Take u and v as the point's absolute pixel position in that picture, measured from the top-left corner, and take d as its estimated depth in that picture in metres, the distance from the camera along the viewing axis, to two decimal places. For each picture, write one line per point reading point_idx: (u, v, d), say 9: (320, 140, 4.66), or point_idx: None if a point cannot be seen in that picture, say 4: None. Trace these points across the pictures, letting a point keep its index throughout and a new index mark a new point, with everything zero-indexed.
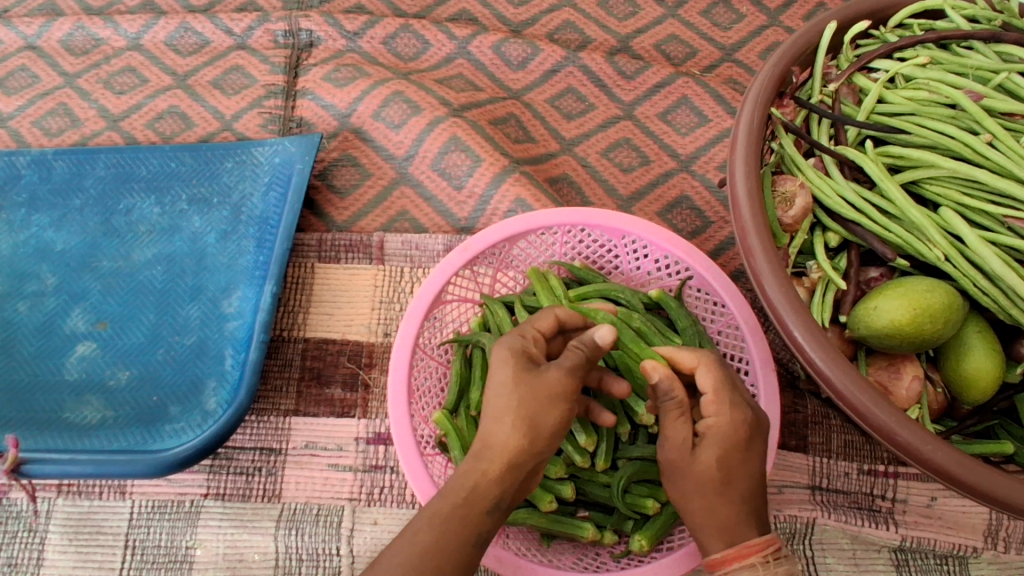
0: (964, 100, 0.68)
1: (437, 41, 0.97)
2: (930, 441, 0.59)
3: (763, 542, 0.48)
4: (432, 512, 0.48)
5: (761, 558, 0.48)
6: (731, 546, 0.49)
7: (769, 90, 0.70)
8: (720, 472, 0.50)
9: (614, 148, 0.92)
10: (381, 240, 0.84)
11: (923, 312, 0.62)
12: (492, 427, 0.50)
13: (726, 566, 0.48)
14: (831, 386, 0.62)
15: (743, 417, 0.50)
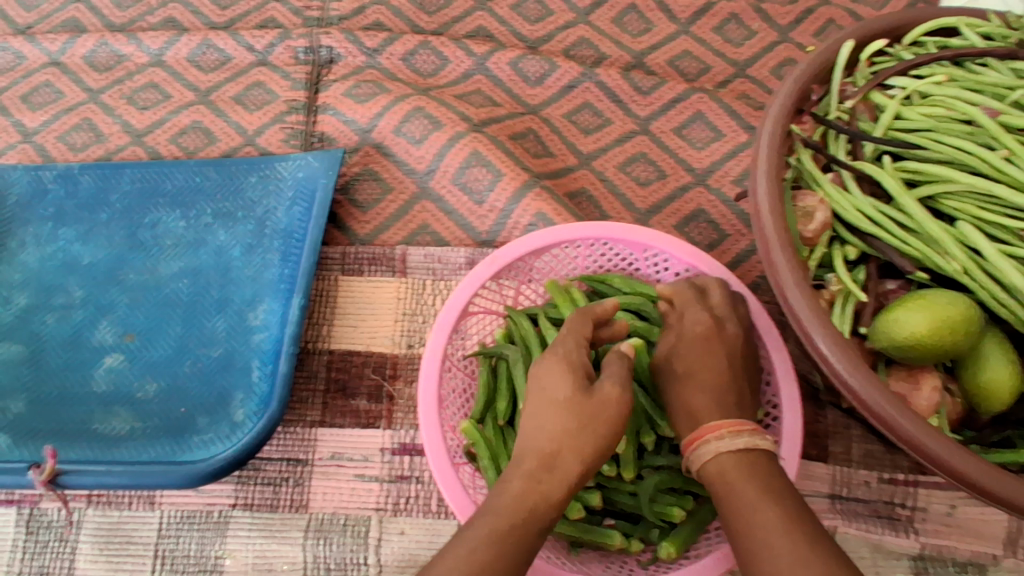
0: (980, 116, 0.69)
1: (456, 58, 0.99)
2: (958, 452, 0.60)
3: (723, 422, 0.57)
4: (492, 531, 0.51)
5: (717, 434, 0.56)
6: (698, 430, 0.58)
7: (789, 107, 0.72)
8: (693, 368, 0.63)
9: (631, 163, 0.94)
10: (404, 253, 0.85)
11: (943, 325, 0.63)
12: (544, 435, 0.56)
13: (695, 446, 0.57)
14: (857, 397, 0.63)
15: (708, 320, 0.64)
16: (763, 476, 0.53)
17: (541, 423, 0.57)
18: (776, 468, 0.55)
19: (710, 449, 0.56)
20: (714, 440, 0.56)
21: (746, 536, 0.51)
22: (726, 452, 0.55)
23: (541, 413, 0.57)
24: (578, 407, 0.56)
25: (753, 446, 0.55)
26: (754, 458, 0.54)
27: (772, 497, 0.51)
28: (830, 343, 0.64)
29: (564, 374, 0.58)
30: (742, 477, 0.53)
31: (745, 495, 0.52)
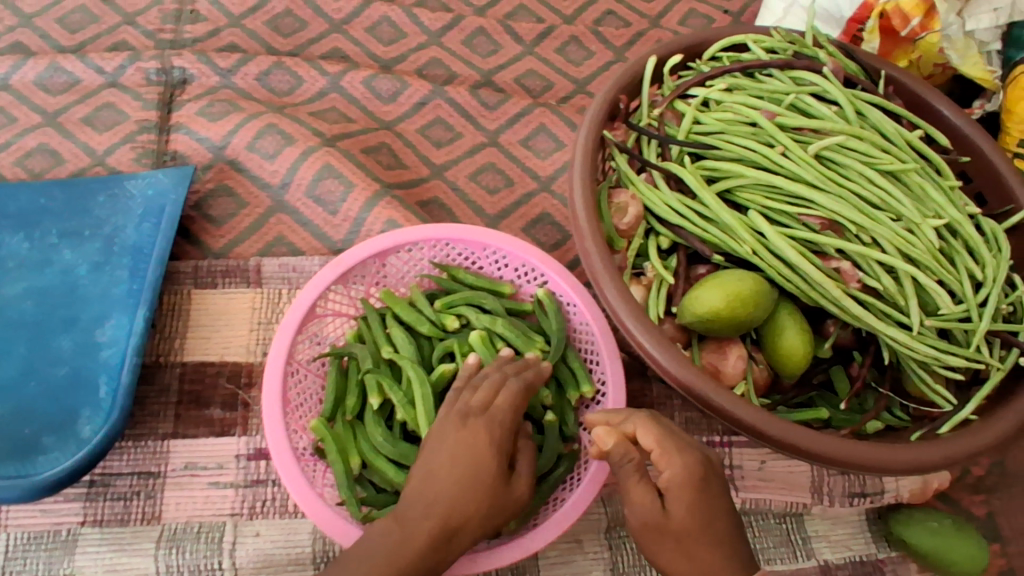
0: (760, 118, 0.79)
1: (310, 77, 1.03)
2: (740, 403, 0.69)
3: None
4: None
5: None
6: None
7: (601, 114, 0.80)
8: (692, 521, 0.57)
9: (481, 172, 1.00)
10: (259, 264, 0.87)
11: (734, 298, 0.73)
12: (445, 494, 0.61)
13: None
14: (659, 365, 0.71)
15: (700, 458, 0.58)
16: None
17: (448, 490, 0.61)
18: None
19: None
20: None
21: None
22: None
23: (454, 481, 0.61)
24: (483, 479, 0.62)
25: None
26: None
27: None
28: (635, 322, 0.71)
29: (488, 448, 0.63)
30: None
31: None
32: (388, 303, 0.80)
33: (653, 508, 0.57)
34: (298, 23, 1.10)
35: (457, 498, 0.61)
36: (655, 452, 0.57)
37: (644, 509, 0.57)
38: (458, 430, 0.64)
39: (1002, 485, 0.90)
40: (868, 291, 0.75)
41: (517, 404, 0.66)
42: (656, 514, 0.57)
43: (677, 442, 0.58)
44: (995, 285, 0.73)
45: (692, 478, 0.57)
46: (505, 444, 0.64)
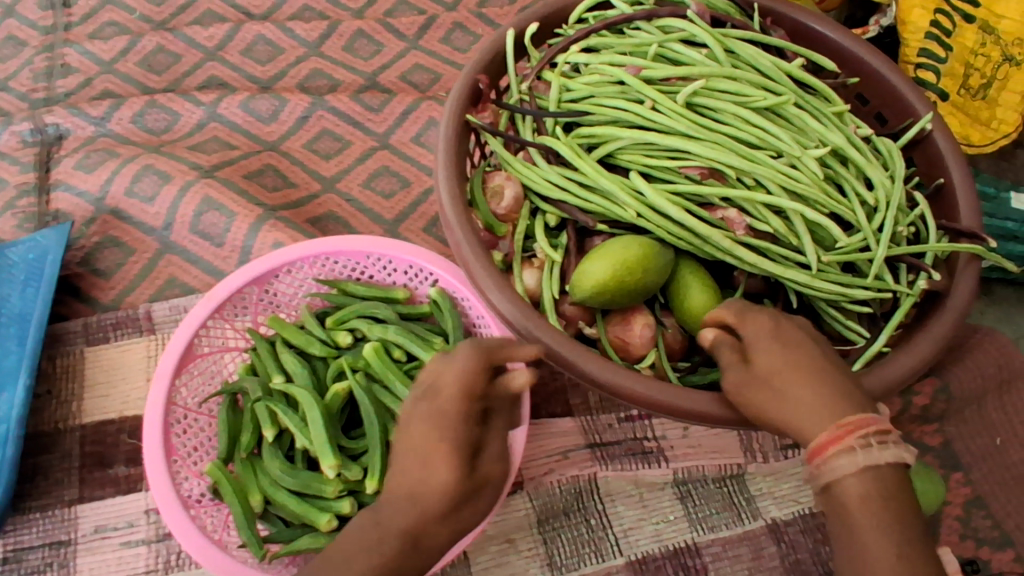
0: (624, 76, 0.75)
1: (186, 110, 1.00)
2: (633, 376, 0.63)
3: (862, 424, 0.47)
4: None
5: (861, 442, 0.46)
6: (826, 435, 0.47)
7: (463, 100, 0.76)
8: (777, 367, 0.51)
9: (375, 178, 0.97)
10: (148, 311, 0.86)
11: (620, 266, 0.69)
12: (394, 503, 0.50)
13: (827, 456, 0.47)
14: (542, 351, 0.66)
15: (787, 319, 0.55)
16: (902, 505, 0.46)
17: (404, 502, 0.49)
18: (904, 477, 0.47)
19: (850, 465, 0.46)
20: (860, 450, 0.46)
21: (869, 556, 0.45)
22: (871, 468, 0.46)
23: (415, 487, 0.49)
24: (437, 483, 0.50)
25: (897, 463, 0.47)
26: (889, 475, 0.46)
27: (916, 540, 0.45)
28: (511, 309, 0.66)
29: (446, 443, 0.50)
30: (882, 506, 0.45)
31: (885, 515, 0.45)
32: (277, 329, 0.77)
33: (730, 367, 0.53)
34: (172, 58, 1.08)
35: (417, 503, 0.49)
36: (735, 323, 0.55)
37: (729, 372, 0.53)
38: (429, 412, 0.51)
39: (953, 410, 0.86)
40: (762, 236, 0.71)
41: (471, 376, 0.52)
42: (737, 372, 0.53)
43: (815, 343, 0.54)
44: (889, 207, 0.69)
45: (784, 334, 0.53)
46: (473, 428, 0.52)
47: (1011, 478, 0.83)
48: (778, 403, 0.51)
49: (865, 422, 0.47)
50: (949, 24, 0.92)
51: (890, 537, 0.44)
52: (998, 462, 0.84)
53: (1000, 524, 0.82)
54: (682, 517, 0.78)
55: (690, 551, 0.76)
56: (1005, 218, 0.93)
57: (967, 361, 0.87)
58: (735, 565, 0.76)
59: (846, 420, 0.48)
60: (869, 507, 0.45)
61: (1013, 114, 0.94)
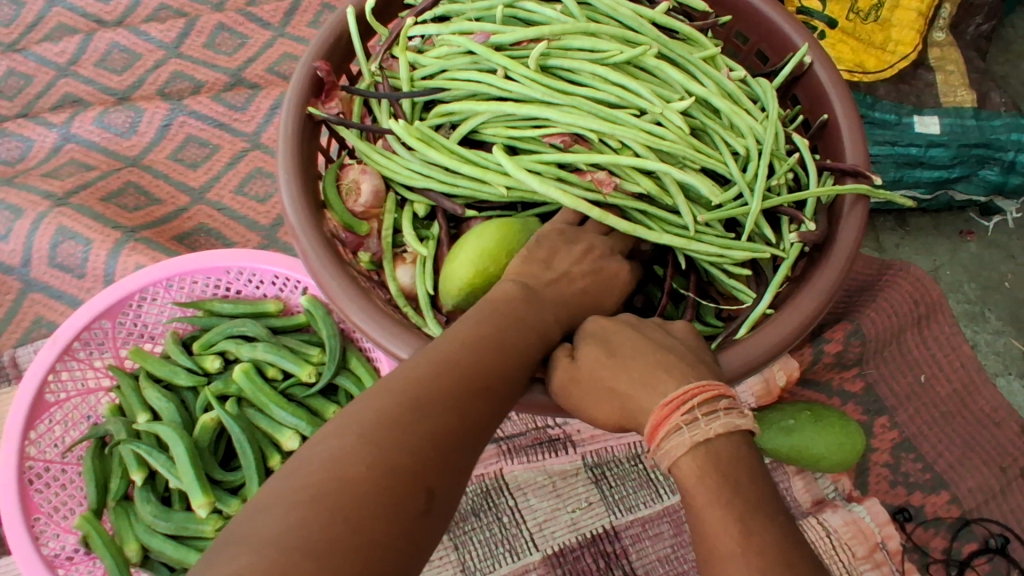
0: (472, 45, 0.69)
1: (38, 134, 0.92)
2: None
3: (690, 394, 0.41)
4: (415, 426, 0.36)
5: (685, 417, 0.41)
6: (653, 416, 0.42)
7: (303, 93, 0.70)
8: (607, 360, 0.46)
9: (247, 183, 0.92)
10: (13, 357, 0.81)
11: (484, 258, 0.58)
12: (543, 320, 0.48)
13: (658, 438, 0.41)
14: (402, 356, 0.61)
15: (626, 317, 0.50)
16: (745, 479, 0.39)
17: (496, 326, 0.45)
18: (746, 448, 0.41)
19: (680, 445, 0.40)
20: (686, 427, 0.40)
21: (717, 547, 0.38)
22: (702, 446, 0.40)
23: (515, 326, 0.46)
24: (534, 325, 0.47)
25: (732, 433, 0.41)
26: (723, 450, 0.40)
27: (764, 517, 0.38)
28: (364, 315, 0.61)
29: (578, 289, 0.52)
30: (720, 486, 0.39)
31: (722, 494, 0.38)
32: (139, 362, 0.71)
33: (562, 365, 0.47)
34: (22, 79, 0.99)
35: (511, 342, 0.45)
36: (556, 331, 0.50)
37: (556, 374, 0.48)
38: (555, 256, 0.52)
39: (869, 352, 0.81)
40: (637, 200, 0.66)
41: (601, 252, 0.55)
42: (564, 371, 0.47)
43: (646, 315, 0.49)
44: (760, 155, 0.65)
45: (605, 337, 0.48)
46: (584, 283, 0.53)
47: (936, 415, 0.80)
48: (604, 395, 0.45)
49: (694, 391, 0.42)
50: None
51: (730, 517, 0.38)
52: (923, 400, 0.80)
53: (930, 465, 0.78)
54: (598, 502, 0.74)
55: (609, 536, 0.73)
56: (909, 144, 0.88)
57: (879, 298, 0.82)
58: (656, 544, 0.73)
59: (675, 390, 0.42)
60: (706, 489, 0.39)
61: (908, 32, 0.90)
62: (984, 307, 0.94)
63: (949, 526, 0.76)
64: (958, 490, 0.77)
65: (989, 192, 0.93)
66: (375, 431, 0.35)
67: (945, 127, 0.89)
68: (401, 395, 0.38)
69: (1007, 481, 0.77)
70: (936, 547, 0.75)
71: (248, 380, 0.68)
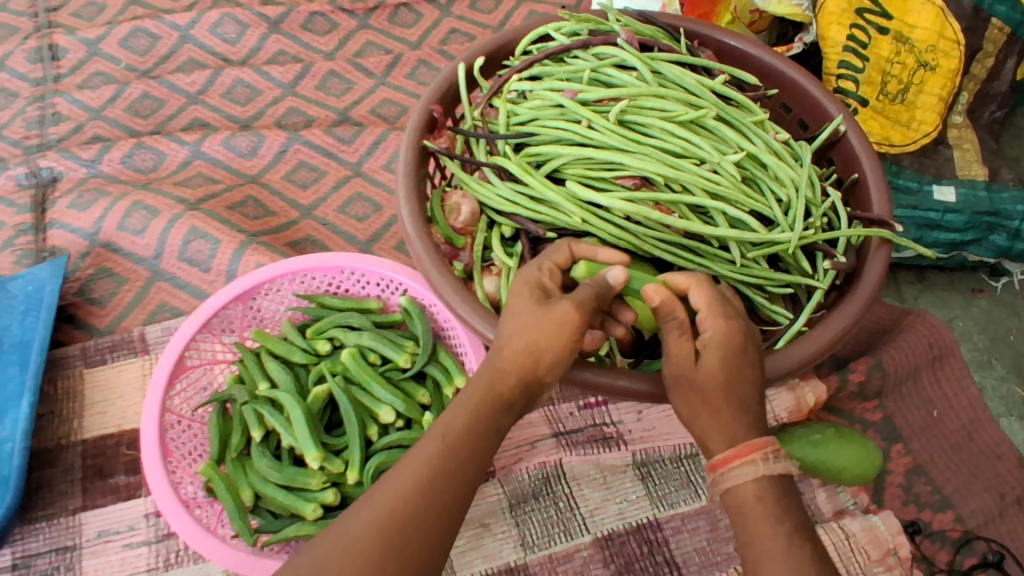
0: (562, 99, 0.84)
1: (171, 150, 1.06)
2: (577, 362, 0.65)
3: (765, 440, 0.54)
4: (338, 541, 0.48)
5: (763, 455, 0.53)
6: (733, 446, 0.54)
7: (419, 128, 0.85)
8: (723, 378, 0.55)
9: (349, 204, 1.05)
10: (142, 333, 0.91)
11: None
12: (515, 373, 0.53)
13: (731, 465, 0.53)
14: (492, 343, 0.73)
15: (744, 328, 0.58)
16: (794, 507, 0.53)
17: (444, 420, 0.53)
18: (794, 488, 0.54)
19: (752, 473, 0.53)
20: (761, 461, 0.53)
21: (766, 547, 0.51)
22: (769, 477, 0.53)
23: (463, 411, 0.52)
24: (500, 380, 0.53)
25: (786, 476, 0.54)
26: (780, 486, 0.53)
27: (805, 535, 0.51)
28: (468, 309, 0.74)
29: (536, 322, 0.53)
30: (776, 509, 0.52)
31: (777, 514, 0.52)
32: (260, 341, 0.84)
33: (686, 357, 0.56)
34: (157, 103, 1.13)
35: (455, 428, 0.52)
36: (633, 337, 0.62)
37: (676, 360, 0.57)
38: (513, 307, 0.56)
39: (888, 386, 0.91)
40: (690, 238, 0.80)
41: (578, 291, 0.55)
42: (687, 364, 0.56)
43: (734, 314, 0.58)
44: (799, 202, 0.78)
45: (731, 341, 0.56)
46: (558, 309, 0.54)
47: (945, 446, 0.90)
48: (704, 405, 0.55)
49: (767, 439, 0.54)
50: (865, 37, 1.02)
51: (782, 528, 0.51)
52: (935, 431, 0.90)
53: (939, 488, 0.87)
54: (644, 496, 0.84)
55: (652, 526, 0.82)
56: (928, 209, 1.01)
57: (899, 339, 0.92)
58: (693, 537, 0.82)
59: (752, 437, 0.54)
60: (765, 506, 0.52)
61: (931, 114, 1.04)
62: (991, 357, 1.04)
63: (954, 542, 0.85)
64: (962, 511, 0.86)
65: (998, 256, 1.05)
66: (313, 552, 0.48)
67: (960, 196, 1.01)
68: (344, 518, 0.50)
69: (1005, 506, 0.87)
70: (940, 559, 0.84)
71: (354, 360, 0.81)
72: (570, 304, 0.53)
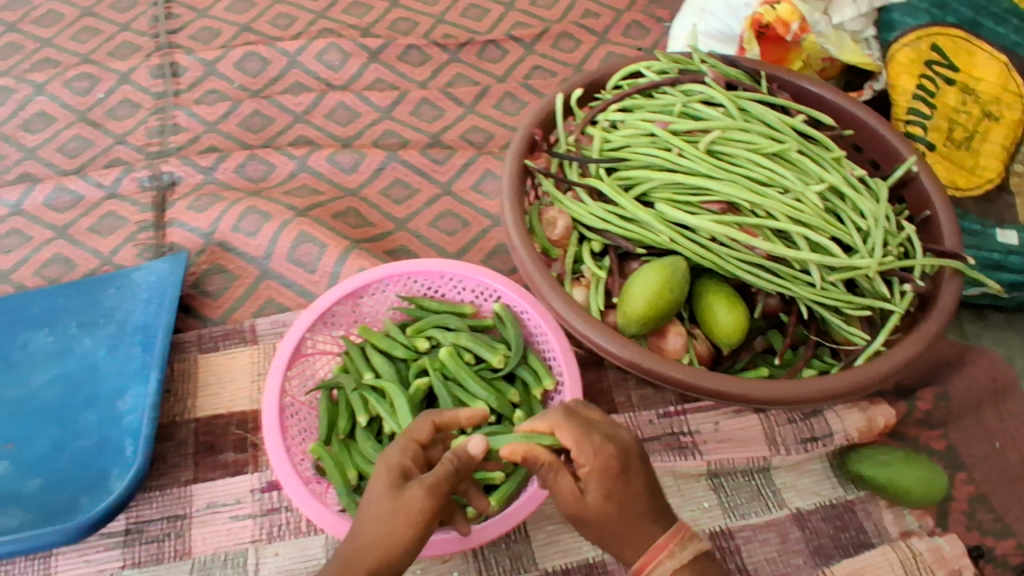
0: (656, 129, 0.92)
1: (280, 162, 1.16)
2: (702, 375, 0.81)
3: (669, 536, 0.61)
4: None
5: (668, 551, 0.61)
6: (643, 553, 0.61)
7: (521, 149, 0.94)
8: (612, 505, 0.60)
9: (439, 219, 1.13)
10: (253, 324, 0.99)
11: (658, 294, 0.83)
12: (382, 547, 0.62)
13: (648, 569, 0.60)
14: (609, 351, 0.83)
15: (614, 452, 0.61)
16: None
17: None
18: (710, 561, 0.62)
19: (669, 567, 0.60)
20: (667, 559, 0.60)
21: None
22: (682, 564, 0.61)
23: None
24: (377, 549, 0.62)
25: (696, 552, 0.62)
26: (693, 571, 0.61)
27: None
28: (573, 315, 0.83)
29: (390, 509, 0.62)
30: None
31: None
32: (366, 336, 0.91)
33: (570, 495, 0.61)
34: (266, 120, 1.24)
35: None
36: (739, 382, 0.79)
37: (566, 499, 0.62)
38: (373, 490, 0.64)
39: (953, 415, 0.96)
40: (772, 259, 0.87)
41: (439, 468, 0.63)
42: (575, 500, 0.61)
43: (601, 434, 0.62)
44: (878, 231, 0.85)
45: (608, 465, 0.60)
46: (418, 491, 0.62)
47: (1009, 476, 0.93)
48: (602, 525, 0.61)
49: (672, 532, 0.62)
50: (933, 87, 1.11)
51: None
52: (998, 462, 0.93)
53: (1001, 517, 0.90)
54: (716, 505, 0.87)
55: (725, 535, 0.84)
56: (992, 249, 1.06)
57: (963, 371, 0.97)
58: (764, 547, 0.84)
59: (656, 535, 0.61)
60: None
61: (995, 162, 1.10)
62: None
63: (1015, 568, 0.88)
64: None
65: None
66: None
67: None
68: None
69: None
70: None
71: (450, 358, 0.87)
72: (421, 488, 0.62)
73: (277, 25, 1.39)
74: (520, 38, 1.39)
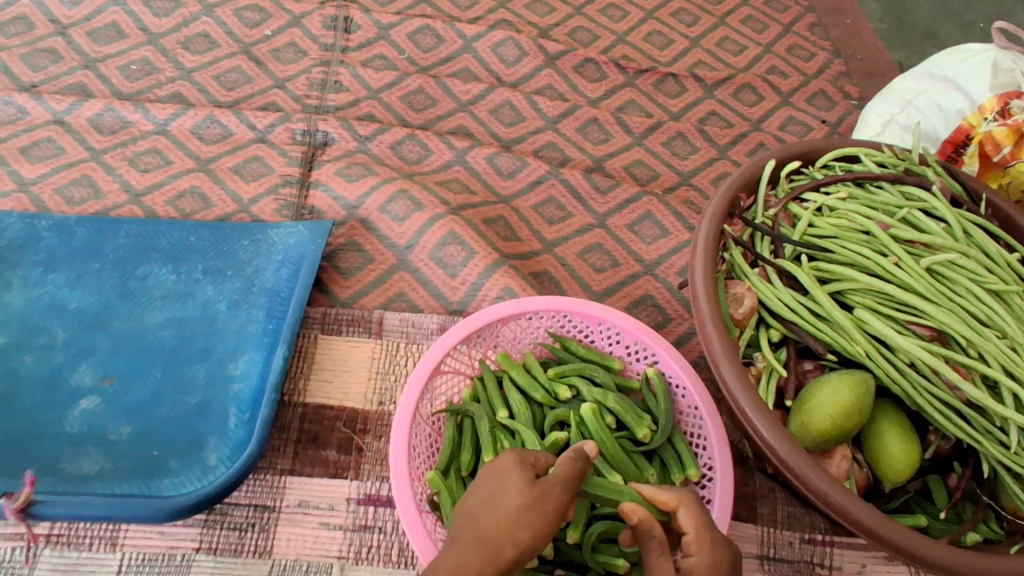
0: (875, 229, 0.83)
1: (438, 150, 1.10)
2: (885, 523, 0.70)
3: None
4: None
5: None
6: None
7: (721, 210, 0.86)
8: None
9: (589, 251, 1.05)
10: (381, 317, 0.92)
11: (842, 414, 0.74)
12: (509, 528, 0.52)
13: None
14: (777, 456, 0.74)
15: (727, 555, 0.54)
16: None
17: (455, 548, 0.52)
18: None
19: None
20: None
21: None
22: None
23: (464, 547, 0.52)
24: (497, 524, 0.52)
25: None
26: None
27: None
28: (751, 407, 0.75)
29: (520, 484, 0.55)
30: None
31: None
32: (504, 365, 0.84)
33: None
34: (430, 100, 1.17)
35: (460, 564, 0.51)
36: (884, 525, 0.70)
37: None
38: (493, 475, 0.57)
39: None
40: (970, 406, 0.78)
41: (564, 468, 0.57)
42: None
43: (720, 534, 0.56)
44: None
45: (717, 570, 0.53)
46: (546, 479, 0.55)
47: None
48: None
49: None
50: None
51: None
52: None
53: None
54: None
55: None
56: None
57: None
58: None
59: None
60: None
61: None
62: None
63: None
64: None
65: None
66: None
67: None
68: None
69: None
70: None
71: (593, 415, 0.78)
72: (555, 482, 0.55)
73: (457, 5, 1.33)
74: (703, 78, 1.30)
